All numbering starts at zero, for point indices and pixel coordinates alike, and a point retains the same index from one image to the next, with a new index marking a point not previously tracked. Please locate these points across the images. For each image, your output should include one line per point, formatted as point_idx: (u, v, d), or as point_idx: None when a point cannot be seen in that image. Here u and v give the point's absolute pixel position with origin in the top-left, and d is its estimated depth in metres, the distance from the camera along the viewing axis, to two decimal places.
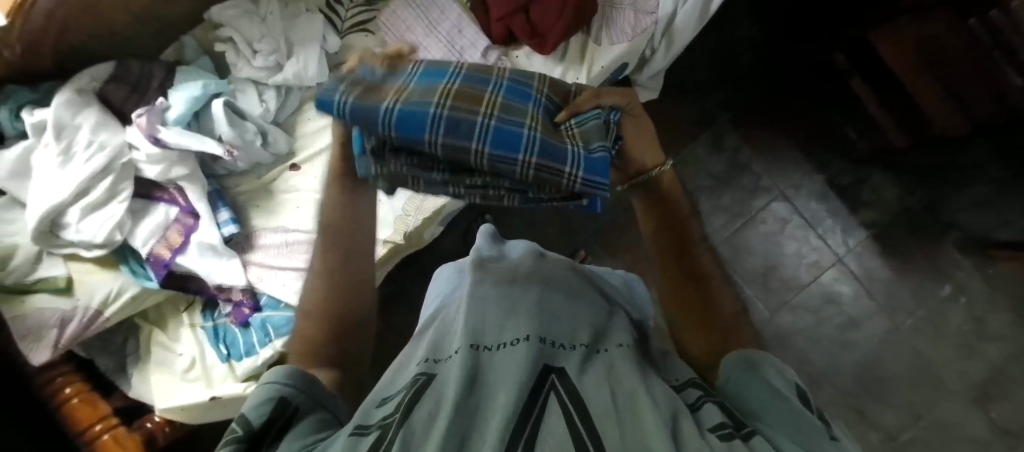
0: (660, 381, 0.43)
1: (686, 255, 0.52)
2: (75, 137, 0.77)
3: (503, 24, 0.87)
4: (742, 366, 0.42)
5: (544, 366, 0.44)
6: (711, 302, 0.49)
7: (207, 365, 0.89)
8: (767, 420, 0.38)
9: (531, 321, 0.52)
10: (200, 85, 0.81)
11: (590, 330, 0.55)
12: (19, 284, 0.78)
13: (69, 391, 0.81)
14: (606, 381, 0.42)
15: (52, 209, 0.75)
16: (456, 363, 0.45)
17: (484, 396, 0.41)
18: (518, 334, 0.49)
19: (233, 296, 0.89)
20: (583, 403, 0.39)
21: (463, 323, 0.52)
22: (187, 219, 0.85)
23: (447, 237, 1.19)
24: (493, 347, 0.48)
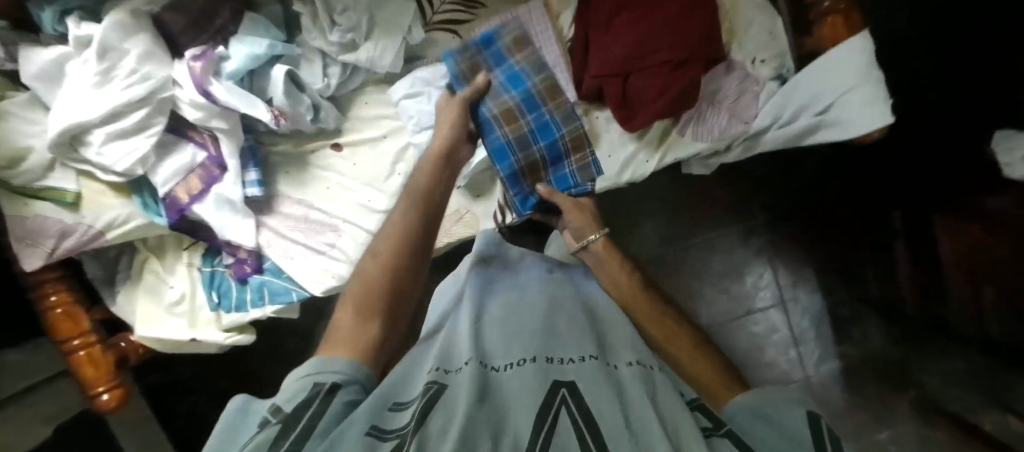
0: (672, 398, 0.43)
1: (659, 323, 0.59)
2: (119, 61, 0.71)
3: (596, 82, 0.80)
4: (761, 404, 0.43)
5: (556, 381, 0.43)
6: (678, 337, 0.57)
7: (197, 304, 0.91)
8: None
9: (538, 338, 0.50)
10: (266, 45, 0.74)
11: (599, 341, 0.53)
12: (28, 187, 0.75)
13: (53, 300, 0.81)
14: (615, 393, 0.42)
15: (77, 127, 0.69)
16: (468, 376, 0.44)
17: (498, 413, 0.41)
18: (526, 353, 0.48)
19: (239, 253, 0.89)
20: (594, 421, 0.38)
21: (468, 343, 0.51)
22: (212, 168, 0.82)
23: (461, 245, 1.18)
24: (501, 369, 0.46)
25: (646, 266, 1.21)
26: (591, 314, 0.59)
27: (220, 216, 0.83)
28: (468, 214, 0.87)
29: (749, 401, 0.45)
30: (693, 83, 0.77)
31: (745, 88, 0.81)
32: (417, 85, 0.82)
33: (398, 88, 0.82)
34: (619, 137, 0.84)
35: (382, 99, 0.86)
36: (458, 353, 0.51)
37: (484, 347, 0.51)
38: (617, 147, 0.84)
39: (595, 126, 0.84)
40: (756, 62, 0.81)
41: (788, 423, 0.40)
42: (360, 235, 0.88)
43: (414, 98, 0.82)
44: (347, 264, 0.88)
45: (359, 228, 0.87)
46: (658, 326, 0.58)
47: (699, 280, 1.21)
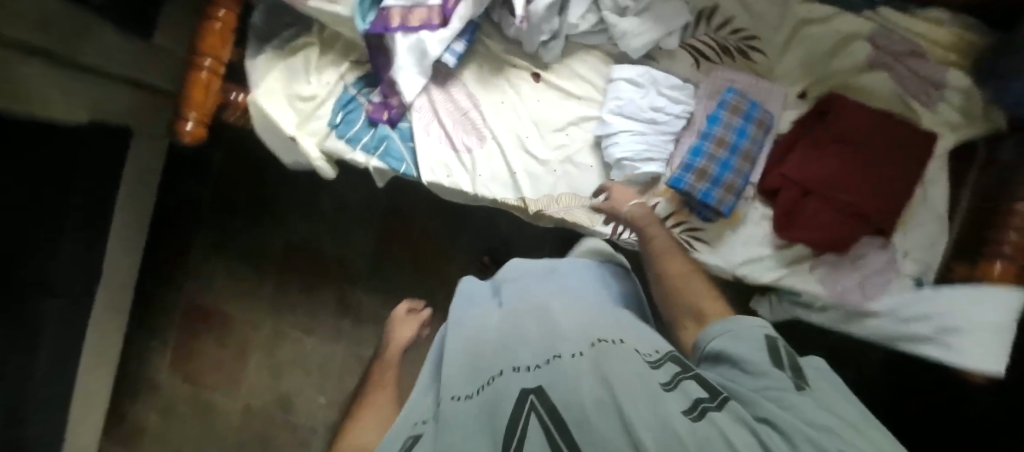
0: (634, 363, 0.49)
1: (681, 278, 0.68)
2: None
3: (780, 181, 0.83)
4: (735, 333, 0.53)
5: (525, 390, 0.49)
6: (703, 296, 0.63)
7: (319, 112, 0.89)
8: (749, 379, 0.49)
9: (504, 357, 0.56)
10: None
11: (561, 333, 0.58)
12: None
13: (220, 14, 0.79)
14: (573, 381, 0.48)
15: None
16: (443, 420, 0.51)
17: (468, 439, 0.47)
18: (490, 376, 0.54)
19: (391, 99, 0.87)
20: (560, 413, 0.45)
21: (445, 383, 0.57)
22: (436, 18, 0.83)
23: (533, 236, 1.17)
24: (468, 395, 0.53)
25: None
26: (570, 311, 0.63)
27: (408, 57, 0.84)
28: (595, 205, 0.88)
29: (726, 325, 0.55)
30: (856, 236, 0.82)
31: (886, 271, 0.84)
32: (644, 78, 0.83)
33: (626, 68, 0.84)
34: (760, 236, 0.86)
35: (600, 68, 0.88)
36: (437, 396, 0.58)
37: (454, 375, 0.57)
38: (753, 242, 0.86)
39: (748, 214, 0.87)
40: (906, 256, 0.84)
41: (757, 349, 0.50)
42: (497, 159, 0.88)
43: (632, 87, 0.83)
44: (466, 174, 0.88)
45: (502, 153, 0.88)
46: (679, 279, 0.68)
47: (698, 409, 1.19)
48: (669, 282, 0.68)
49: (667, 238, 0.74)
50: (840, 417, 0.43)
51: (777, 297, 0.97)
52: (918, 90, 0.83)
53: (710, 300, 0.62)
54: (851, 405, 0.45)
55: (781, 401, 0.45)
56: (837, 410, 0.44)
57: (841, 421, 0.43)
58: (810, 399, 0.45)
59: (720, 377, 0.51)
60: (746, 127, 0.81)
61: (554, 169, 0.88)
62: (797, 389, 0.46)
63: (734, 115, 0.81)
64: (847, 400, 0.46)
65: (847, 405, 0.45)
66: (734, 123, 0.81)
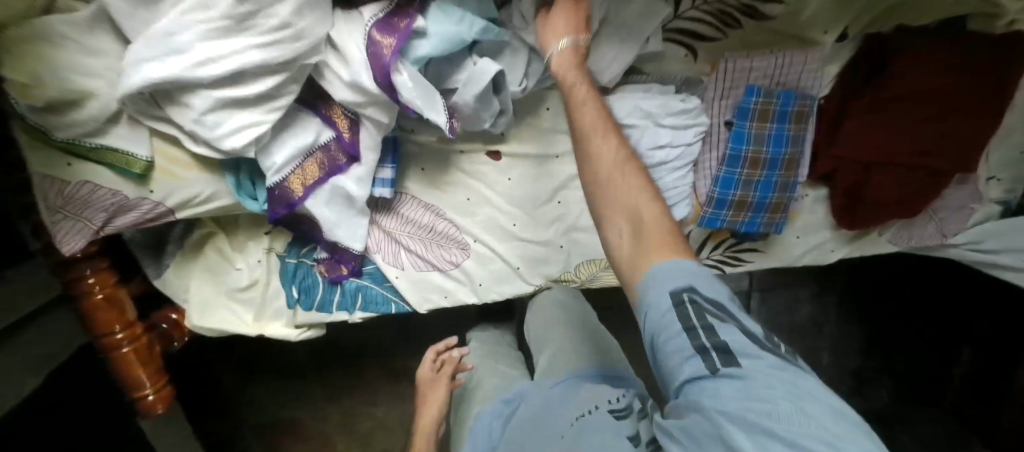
0: None
1: (631, 163, 0.45)
2: (271, 6, 0.47)
3: (833, 164, 0.66)
4: (643, 293, 0.42)
5: None
6: (641, 203, 0.44)
7: (270, 294, 0.72)
8: (669, 370, 0.40)
9: None
10: (477, 29, 0.51)
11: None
12: (77, 143, 0.51)
13: (93, 284, 0.61)
14: None
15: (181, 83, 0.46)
16: None
17: None
18: None
19: (340, 253, 0.69)
20: None
21: None
22: (339, 154, 0.60)
23: None
24: None
25: None
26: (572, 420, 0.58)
27: (333, 214, 0.64)
28: None
29: (671, 269, 0.41)
30: (931, 197, 0.67)
31: (966, 205, 0.71)
32: (635, 117, 0.61)
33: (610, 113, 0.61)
34: (817, 221, 0.72)
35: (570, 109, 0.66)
36: None
37: None
38: (811, 232, 0.73)
39: (800, 204, 0.71)
40: (991, 180, 0.70)
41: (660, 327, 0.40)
42: (493, 260, 0.72)
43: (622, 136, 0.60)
44: (466, 288, 0.73)
45: (496, 253, 0.71)
46: (628, 170, 0.45)
47: None
48: (597, 176, 0.45)
49: (597, 107, 0.48)
50: (757, 387, 0.35)
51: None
52: None
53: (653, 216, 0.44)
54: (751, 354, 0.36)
55: (698, 398, 0.36)
56: (771, 390, 0.34)
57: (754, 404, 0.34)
58: (727, 379, 0.36)
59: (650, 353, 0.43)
60: (782, 131, 0.62)
61: (561, 246, 0.72)
62: (712, 370, 0.37)
63: (764, 123, 0.62)
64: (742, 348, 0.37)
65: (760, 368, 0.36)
66: (767, 132, 0.62)
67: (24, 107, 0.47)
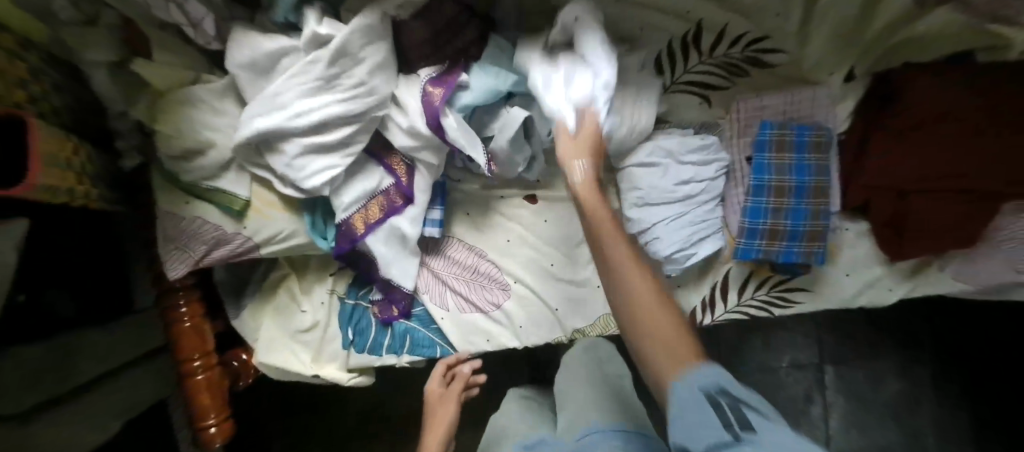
0: None
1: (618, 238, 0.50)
2: (350, 70, 0.58)
3: (865, 193, 0.68)
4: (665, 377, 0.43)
5: None
6: (638, 291, 0.47)
7: (327, 336, 0.78)
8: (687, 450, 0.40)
9: None
10: (510, 82, 0.62)
11: None
12: (194, 184, 0.64)
13: (184, 311, 0.70)
14: None
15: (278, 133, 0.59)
16: None
17: None
18: None
19: (393, 292, 0.75)
20: None
21: None
22: (397, 197, 0.69)
23: None
24: None
25: None
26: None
27: (389, 252, 0.72)
28: None
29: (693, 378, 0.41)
30: (982, 223, 0.65)
31: None
32: (658, 156, 0.67)
33: (631, 153, 0.68)
34: (866, 258, 0.71)
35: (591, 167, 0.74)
36: None
37: None
38: (862, 268, 0.71)
39: (841, 238, 0.71)
40: None
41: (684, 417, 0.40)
42: (531, 302, 0.75)
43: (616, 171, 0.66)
44: (507, 331, 0.76)
45: (534, 293, 0.75)
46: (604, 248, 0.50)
47: None
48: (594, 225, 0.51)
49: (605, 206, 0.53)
50: None
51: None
52: None
53: (659, 326, 0.45)
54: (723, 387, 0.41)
55: None
56: None
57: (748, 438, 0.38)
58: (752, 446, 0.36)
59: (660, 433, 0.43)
60: (804, 160, 0.65)
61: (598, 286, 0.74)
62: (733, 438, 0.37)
63: (783, 153, 0.65)
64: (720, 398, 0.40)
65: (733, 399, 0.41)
66: (787, 162, 0.65)
67: (168, 153, 0.61)
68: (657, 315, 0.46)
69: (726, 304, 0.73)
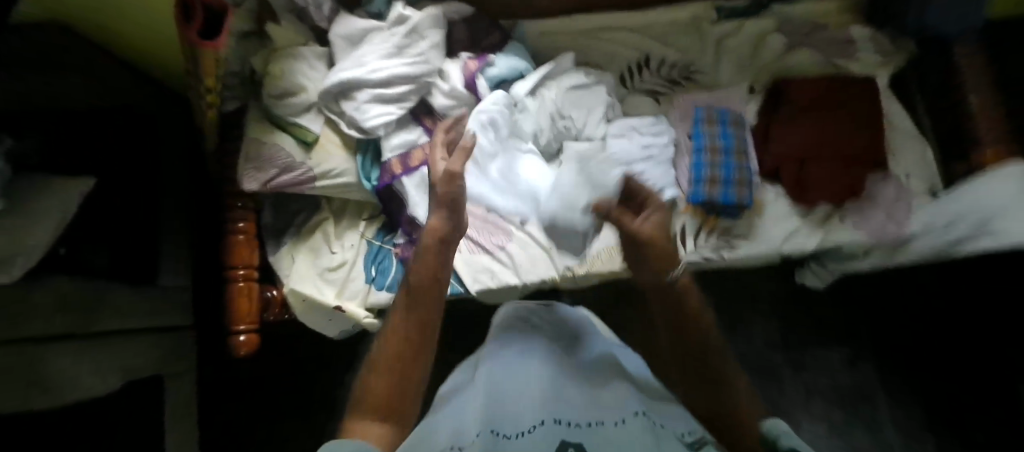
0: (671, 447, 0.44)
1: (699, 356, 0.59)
2: (417, 43, 0.84)
3: (776, 161, 0.92)
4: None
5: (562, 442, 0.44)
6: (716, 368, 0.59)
7: (352, 274, 0.91)
8: None
9: (547, 400, 0.50)
10: (526, 64, 0.89)
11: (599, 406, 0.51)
12: (279, 119, 0.83)
13: (242, 226, 0.84)
14: None
15: (356, 79, 0.81)
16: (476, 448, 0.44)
17: None
18: (534, 419, 0.47)
19: (414, 233, 0.91)
20: None
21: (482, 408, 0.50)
22: (430, 150, 0.89)
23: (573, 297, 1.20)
24: (514, 435, 0.46)
25: (751, 368, 1.19)
26: (510, 362, 0.61)
27: (417, 195, 0.87)
28: None
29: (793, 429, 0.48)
30: (856, 177, 0.90)
31: (901, 196, 0.91)
32: (625, 128, 0.92)
33: (606, 126, 0.92)
34: (785, 212, 0.92)
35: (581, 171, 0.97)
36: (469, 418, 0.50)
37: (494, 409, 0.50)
38: (783, 219, 0.91)
39: (763, 198, 0.93)
40: (909, 177, 0.92)
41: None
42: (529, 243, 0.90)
43: (583, 111, 0.90)
44: (508, 269, 0.90)
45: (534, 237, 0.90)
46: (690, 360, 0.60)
47: (806, 397, 1.17)
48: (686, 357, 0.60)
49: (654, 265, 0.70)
50: None
51: (818, 266, 1.03)
52: (836, 49, 0.98)
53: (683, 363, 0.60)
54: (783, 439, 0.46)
55: None
56: None
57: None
58: None
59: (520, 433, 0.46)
60: (726, 131, 0.91)
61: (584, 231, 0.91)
62: None
63: (712, 124, 0.91)
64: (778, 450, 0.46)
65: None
66: (716, 131, 0.91)
67: (270, 92, 0.82)
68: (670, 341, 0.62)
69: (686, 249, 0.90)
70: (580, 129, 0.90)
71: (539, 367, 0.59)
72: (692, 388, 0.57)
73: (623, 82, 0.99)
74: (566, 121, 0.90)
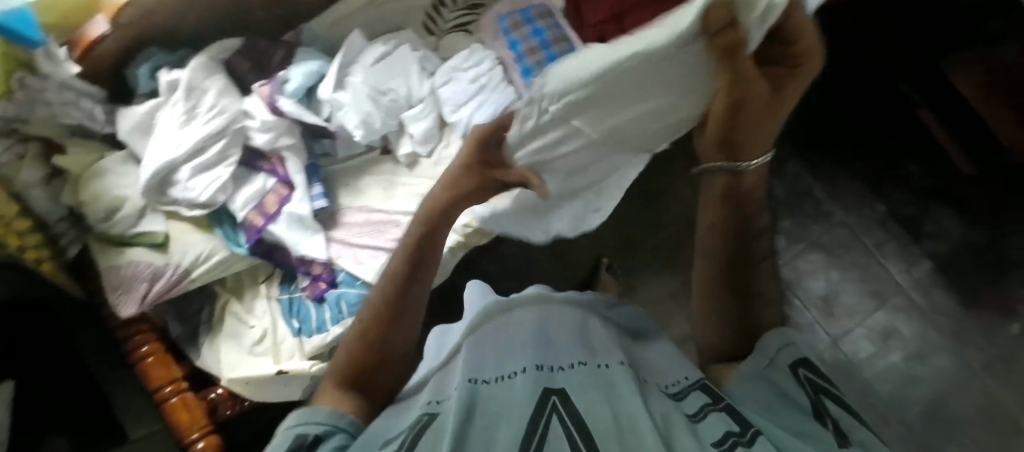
0: (658, 397, 0.44)
1: (745, 266, 0.53)
2: (201, 99, 0.80)
3: (597, 31, 0.91)
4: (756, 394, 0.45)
5: (546, 389, 0.44)
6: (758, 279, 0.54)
7: (278, 338, 0.90)
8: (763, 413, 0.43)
9: (531, 353, 0.51)
10: (319, 63, 0.86)
11: (586, 351, 0.52)
12: (120, 236, 0.81)
13: (145, 350, 0.82)
14: (606, 398, 0.42)
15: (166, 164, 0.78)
16: (460, 396, 0.44)
17: (484, 426, 0.40)
18: (517, 369, 0.48)
19: (313, 270, 0.90)
20: (584, 419, 0.39)
21: (463, 365, 0.51)
22: (283, 189, 0.88)
23: (508, 243, 1.22)
24: (492, 380, 0.47)
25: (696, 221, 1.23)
26: (501, 326, 0.60)
27: (294, 235, 0.87)
28: None
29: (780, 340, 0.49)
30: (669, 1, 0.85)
31: None
32: (447, 73, 0.92)
33: (431, 79, 0.92)
34: None
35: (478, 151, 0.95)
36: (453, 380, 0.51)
37: (476, 363, 0.51)
38: None
39: None
40: None
41: (517, 416, 0.40)
42: None
43: (400, 79, 0.89)
44: None
45: None
46: (734, 271, 0.53)
47: None
48: (762, 288, 0.54)
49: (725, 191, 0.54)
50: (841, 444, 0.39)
51: None
52: None
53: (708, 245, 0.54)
54: (792, 387, 0.45)
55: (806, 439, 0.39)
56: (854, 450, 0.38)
57: (813, 441, 0.38)
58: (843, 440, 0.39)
59: (500, 379, 0.47)
60: (537, 27, 0.90)
61: None
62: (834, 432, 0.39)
63: (520, 28, 0.90)
64: (788, 376, 0.46)
65: (764, 385, 0.45)
66: (526, 32, 0.90)
67: (95, 217, 0.79)
68: (704, 220, 0.56)
69: None
70: (408, 95, 0.90)
71: (530, 325, 0.59)
72: (714, 303, 0.54)
73: (429, 30, 0.98)
74: (390, 95, 0.88)
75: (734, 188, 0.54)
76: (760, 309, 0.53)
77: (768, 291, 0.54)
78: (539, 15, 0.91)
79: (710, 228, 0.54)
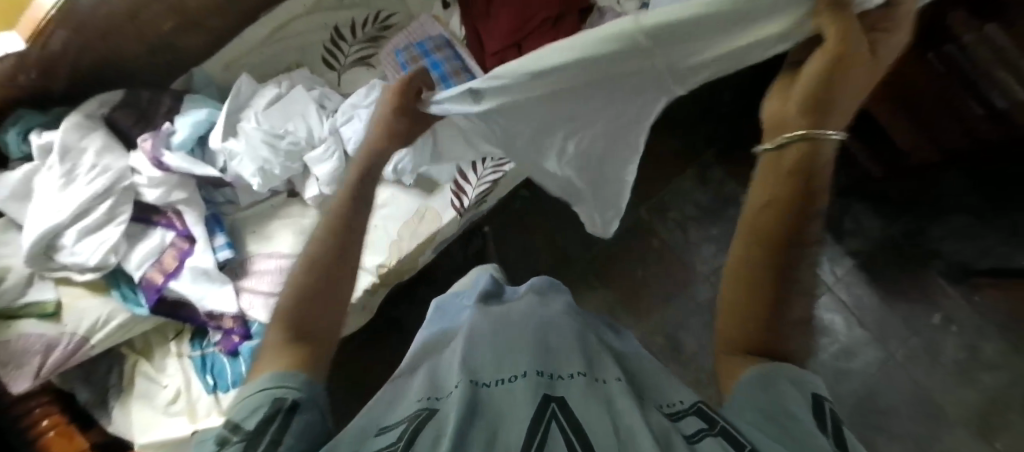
0: (653, 409, 0.39)
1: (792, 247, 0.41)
2: (80, 159, 0.78)
3: (497, 58, 0.88)
4: (760, 404, 0.36)
5: (544, 395, 0.39)
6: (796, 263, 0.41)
7: (192, 396, 0.86)
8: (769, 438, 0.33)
9: (532, 356, 0.47)
10: (206, 112, 0.84)
11: (584, 360, 0.48)
12: (8, 308, 0.77)
13: (45, 424, 0.77)
14: (604, 409, 0.38)
15: (49, 229, 0.75)
16: (457, 396, 0.39)
17: (489, 429, 0.36)
18: (516, 371, 0.44)
19: (224, 324, 0.86)
20: (587, 432, 0.35)
21: (458, 365, 0.46)
22: (183, 243, 0.85)
23: (441, 271, 1.21)
24: (491, 383, 0.42)
25: (627, 234, 1.22)
26: (492, 324, 0.55)
27: (200, 290, 0.84)
28: (428, 212, 0.91)
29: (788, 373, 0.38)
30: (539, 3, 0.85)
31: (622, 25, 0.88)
32: (347, 111, 0.88)
33: (331, 118, 0.88)
34: None
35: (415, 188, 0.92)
36: (447, 377, 0.46)
37: (474, 363, 0.46)
38: None
39: None
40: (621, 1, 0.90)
41: (516, 423, 0.35)
42: None
43: (297, 120, 0.87)
44: None
45: None
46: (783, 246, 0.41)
47: (683, 230, 1.21)
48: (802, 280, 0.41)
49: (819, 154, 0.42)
50: None
51: None
52: None
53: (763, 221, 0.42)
54: (801, 407, 0.35)
55: None
56: None
57: None
58: None
59: (500, 383, 0.42)
60: (435, 58, 0.90)
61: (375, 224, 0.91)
62: None
63: (418, 61, 0.90)
64: (802, 396, 0.36)
65: (763, 391, 0.37)
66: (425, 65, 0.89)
67: None
68: (762, 193, 0.43)
69: (473, 183, 0.91)
70: (307, 137, 0.86)
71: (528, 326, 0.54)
72: (749, 284, 0.41)
73: (330, 66, 0.95)
74: (288, 137, 0.85)
75: (809, 163, 0.42)
76: (788, 310, 0.41)
77: (810, 285, 0.42)
78: (435, 47, 0.91)
79: (785, 207, 0.41)
